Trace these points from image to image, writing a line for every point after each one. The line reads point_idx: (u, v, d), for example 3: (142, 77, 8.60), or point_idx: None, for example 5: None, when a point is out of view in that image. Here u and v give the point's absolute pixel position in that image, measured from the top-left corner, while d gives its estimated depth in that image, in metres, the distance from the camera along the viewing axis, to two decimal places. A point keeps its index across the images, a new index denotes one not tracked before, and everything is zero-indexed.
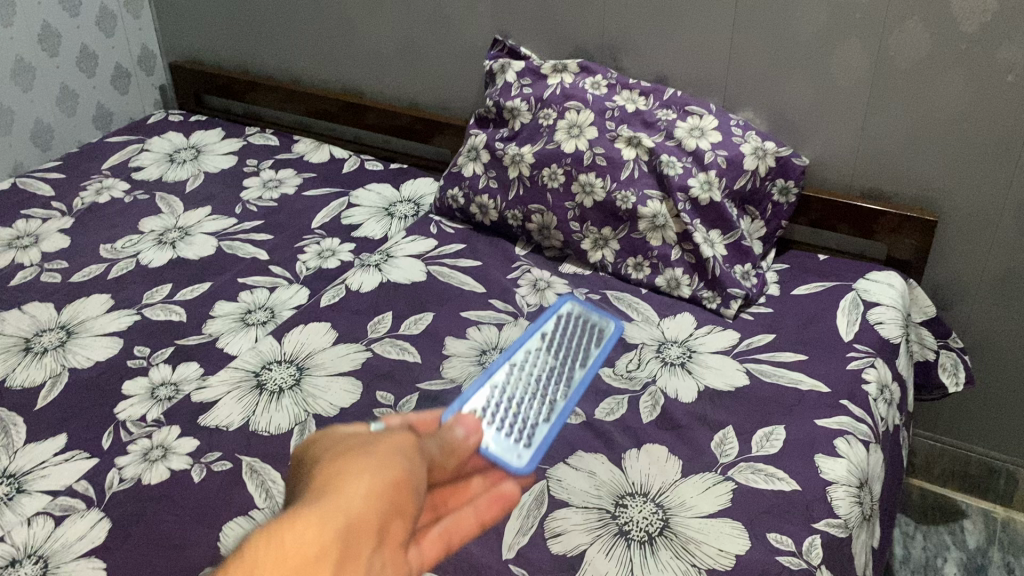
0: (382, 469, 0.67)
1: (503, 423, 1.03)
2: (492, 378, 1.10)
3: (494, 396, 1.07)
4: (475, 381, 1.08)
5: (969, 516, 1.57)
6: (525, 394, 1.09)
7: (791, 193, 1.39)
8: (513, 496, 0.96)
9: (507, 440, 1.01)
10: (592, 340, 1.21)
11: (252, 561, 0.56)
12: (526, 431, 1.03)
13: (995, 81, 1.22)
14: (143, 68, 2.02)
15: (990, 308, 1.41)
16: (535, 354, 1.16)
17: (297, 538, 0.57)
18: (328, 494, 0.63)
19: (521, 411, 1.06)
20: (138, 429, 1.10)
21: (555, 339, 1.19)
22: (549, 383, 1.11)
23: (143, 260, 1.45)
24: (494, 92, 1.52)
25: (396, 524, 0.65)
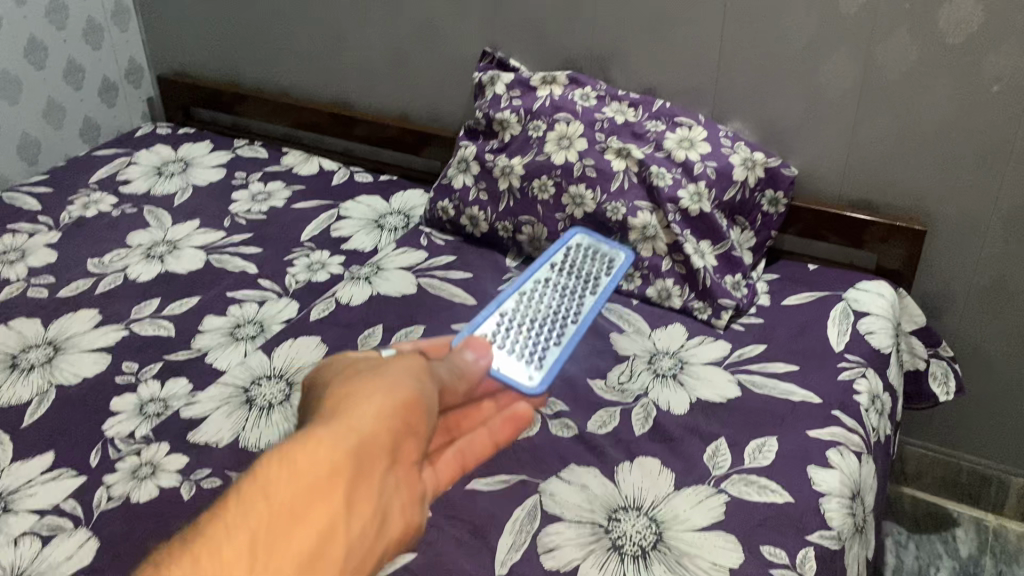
0: (391, 393, 0.86)
1: (514, 346, 1.14)
2: (503, 306, 1.20)
3: (505, 322, 1.18)
4: (487, 308, 1.19)
5: (961, 524, 1.57)
6: (535, 320, 1.19)
7: (780, 203, 1.39)
8: (528, 414, 1.09)
9: (518, 361, 1.12)
10: (604, 268, 1.30)
11: (274, 470, 0.75)
12: (536, 353, 1.14)
13: (982, 91, 1.22)
14: (130, 80, 2.01)
15: (979, 317, 1.42)
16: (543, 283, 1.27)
17: (315, 455, 0.76)
18: (342, 416, 0.82)
19: (530, 336, 1.16)
20: (127, 446, 1.09)
21: (564, 268, 1.29)
22: (557, 308, 1.21)
23: (131, 275, 1.44)
24: (482, 104, 1.50)
25: (407, 443, 0.85)
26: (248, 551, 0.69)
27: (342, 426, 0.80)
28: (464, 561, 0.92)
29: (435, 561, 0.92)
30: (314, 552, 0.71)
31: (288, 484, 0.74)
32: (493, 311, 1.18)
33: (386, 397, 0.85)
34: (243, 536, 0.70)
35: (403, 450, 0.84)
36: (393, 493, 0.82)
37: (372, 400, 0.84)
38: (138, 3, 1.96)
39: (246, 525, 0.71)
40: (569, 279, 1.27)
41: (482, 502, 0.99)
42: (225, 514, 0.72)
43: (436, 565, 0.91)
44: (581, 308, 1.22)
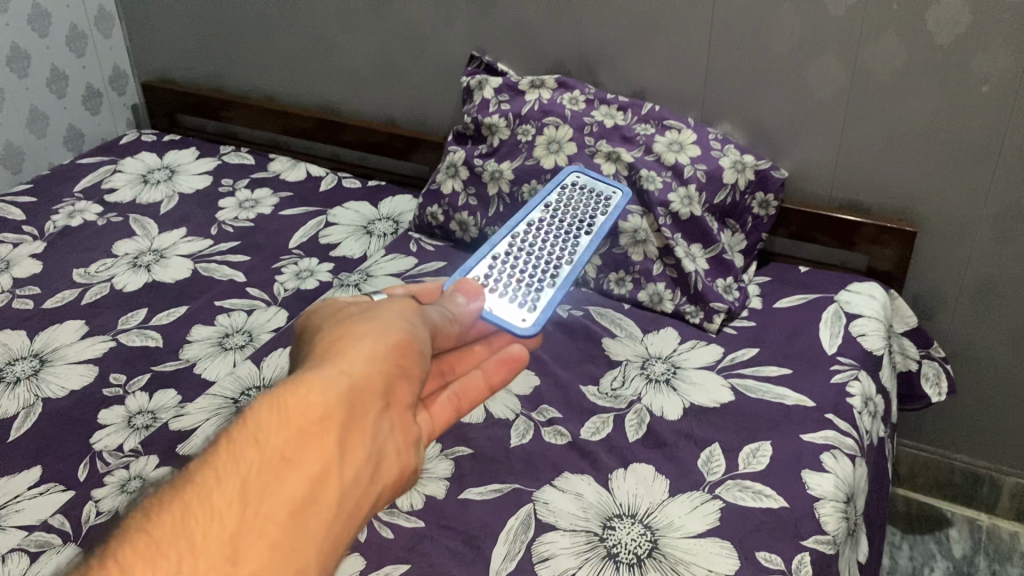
0: (383, 334, 0.71)
1: (507, 290, 1.02)
2: (493, 250, 1.08)
3: (495, 266, 1.05)
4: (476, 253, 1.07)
5: (955, 524, 1.58)
6: (528, 262, 1.07)
7: (771, 206, 1.38)
8: (524, 354, 0.90)
9: (512, 305, 1.00)
10: (599, 208, 1.18)
11: (258, 419, 0.60)
12: (530, 295, 1.02)
13: (970, 92, 1.22)
14: (114, 87, 1.99)
15: (970, 317, 1.42)
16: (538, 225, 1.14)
17: (305, 400, 0.62)
18: (332, 358, 0.67)
19: (525, 278, 1.05)
20: (115, 459, 1.07)
21: (559, 209, 1.18)
22: (552, 248, 1.10)
23: (117, 285, 1.43)
24: (471, 108, 1.49)
25: (401, 385, 0.70)
26: (241, 494, 0.57)
27: (332, 371, 0.65)
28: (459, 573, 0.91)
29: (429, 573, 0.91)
30: (315, 499, 0.59)
31: (278, 433, 0.60)
32: (484, 258, 1.06)
33: (380, 336, 0.71)
34: (233, 483, 0.57)
35: (397, 394, 0.69)
36: (391, 440, 0.67)
37: (363, 341, 0.69)
38: (121, 9, 1.94)
39: (237, 471, 0.57)
40: (564, 219, 1.15)
41: (475, 511, 0.99)
42: (204, 463, 0.58)
43: None
44: (579, 236, 1.12)
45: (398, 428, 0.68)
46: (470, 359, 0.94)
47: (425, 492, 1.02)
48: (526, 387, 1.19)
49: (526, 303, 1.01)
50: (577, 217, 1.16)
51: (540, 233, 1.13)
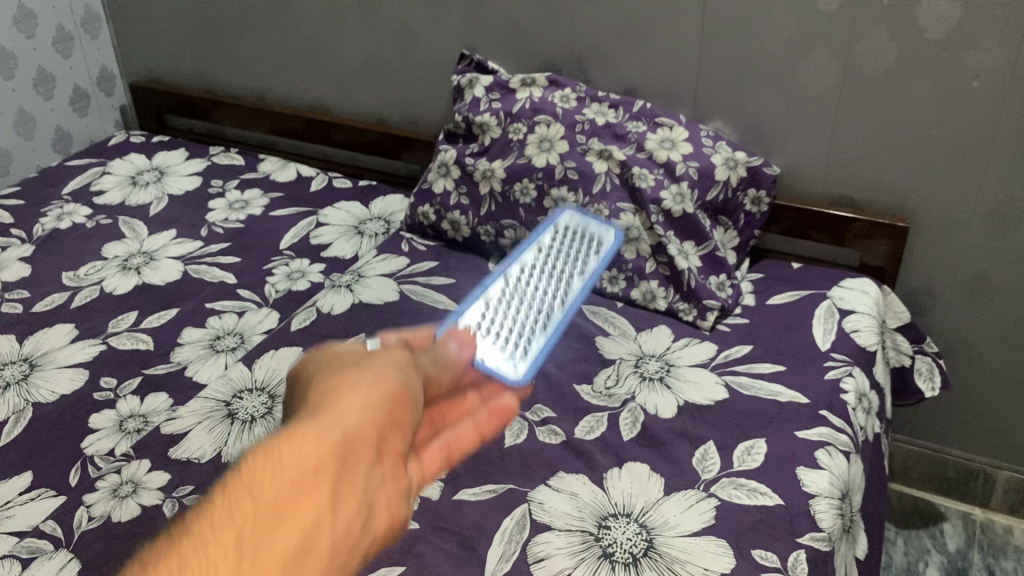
0: (375, 384, 0.72)
1: (500, 337, 1.07)
2: (486, 294, 1.13)
3: (489, 311, 1.10)
4: (470, 296, 1.12)
5: (949, 518, 1.58)
6: (521, 309, 1.13)
7: (763, 202, 1.39)
8: (512, 406, 0.97)
9: (504, 353, 1.05)
10: (591, 249, 1.29)
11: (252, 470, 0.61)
12: (521, 344, 1.07)
13: (962, 87, 1.22)
14: (102, 88, 1.98)
15: (963, 312, 1.42)
16: (530, 268, 1.21)
17: (298, 449, 0.63)
18: (326, 409, 0.68)
19: (517, 325, 1.10)
20: (107, 464, 1.07)
21: (550, 251, 1.26)
22: (545, 296, 1.16)
23: (107, 288, 1.42)
24: (462, 107, 1.49)
25: (393, 436, 0.70)
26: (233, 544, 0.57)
27: (325, 421, 0.66)
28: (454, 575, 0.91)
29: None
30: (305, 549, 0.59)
31: (271, 483, 0.61)
32: (478, 302, 1.11)
33: (373, 385, 0.72)
34: (228, 533, 0.58)
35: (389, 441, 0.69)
36: (382, 490, 0.67)
37: (355, 390, 0.70)
38: (108, 9, 1.92)
39: (230, 520, 0.59)
40: (554, 265, 1.23)
41: (470, 512, 0.98)
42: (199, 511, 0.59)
43: None
44: (568, 291, 1.19)
45: (393, 475, 0.68)
46: (462, 409, 0.93)
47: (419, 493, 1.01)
48: None
49: (516, 348, 1.06)
50: (567, 265, 1.24)
51: (532, 277, 1.19)
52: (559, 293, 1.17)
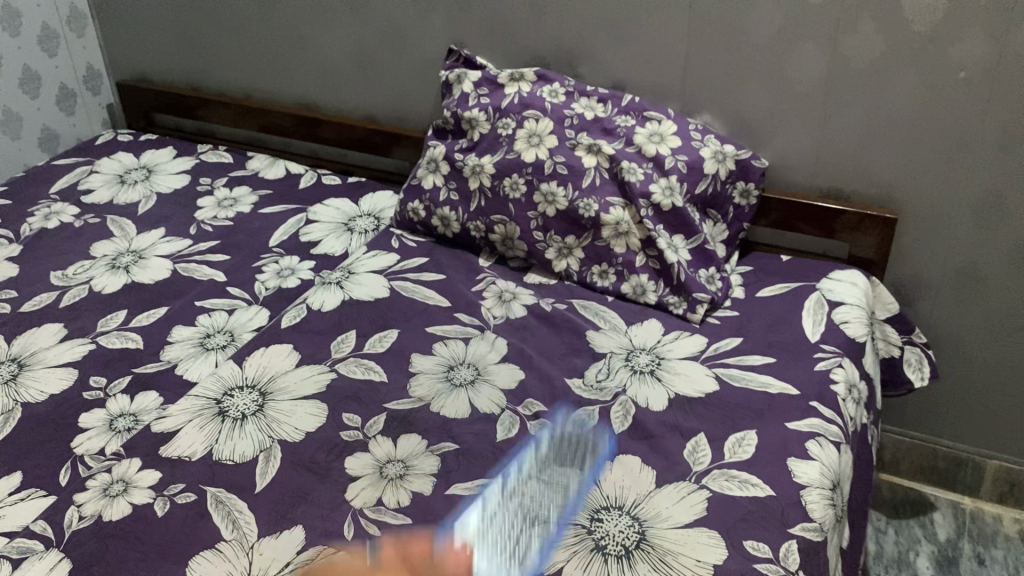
0: None
1: (493, 545, 0.93)
2: (482, 502, 0.98)
3: (479, 536, 0.94)
4: (463, 500, 0.99)
5: (939, 508, 1.59)
6: (518, 522, 0.96)
7: (751, 194, 1.40)
8: None
9: (495, 564, 0.91)
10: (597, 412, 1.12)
11: None
12: (517, 550, 0.93)
13: (948, 78, 1.23)
14: (88, 87, 1.97)
15: (951, 302, 1.43)
16: (534, 477, 1.02)
17: None
18: None
19: (513, 539, 0.94)
20: (97, 463, 1.06)
21: (554, 452, 1.06)
22: (545, 509, 0.97)
23: (96, 287, 1.41)
24: (451, 102, 1.49)
25: None
26: None
27: None
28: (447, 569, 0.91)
29: (417, 571, 0.91)
30: None
31: None
32: (473, 505, 0.98)
33: None
34: None
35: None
36: None
37: None
38: (94, 7, 1.91)
39: None
40: (563, 453, 1.05)
41: (462, 507, 0.98)
42: None
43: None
44: (575, 484, 1.01)
45: None
46: None
47: (411, 488, 1.01)
48: (511, 380, 1.18)
49: (514, 554, 0.92)
50: (579, 445, 1.07)
51: (535, 489, 1.00)
52: (561, 489, 1.00)
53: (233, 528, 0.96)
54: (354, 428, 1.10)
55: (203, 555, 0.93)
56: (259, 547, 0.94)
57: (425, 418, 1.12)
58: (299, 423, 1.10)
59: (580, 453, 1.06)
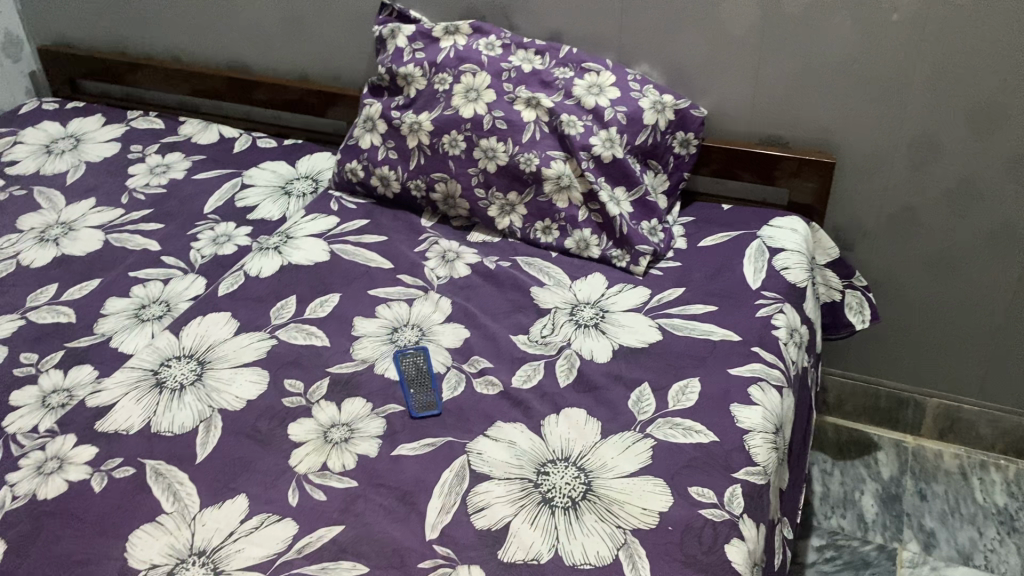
0: None
1: None
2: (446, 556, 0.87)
3: None
4: (425, 553, 0.88)
5: (882, 447, 1.63)
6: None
7: (691, 144, 1.39)
8: None
9: None
10: (564, 431, 1.01)
11: None
12: None
13: (881, 20, 1.23)
14: (8, 54, 1.89)
15: (889, 244, 1.45)
16: (501, 512, 0.91)
17: None
18: None
19: None
20: (31, 441, 1.03)
21: (523, 485, 0.94)
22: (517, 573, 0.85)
23: (24, 261, 1.37)
24: (385, 59, 1.45)
25: None
26: None
27: None
28: (393, 530, 0.90)
29: (363, 533, 0.90)
30: None
31: None
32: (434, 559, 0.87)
33: None
34: None
35: None
36: None
37: None
38: None
39: None
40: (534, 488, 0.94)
41: (408, 467, 0.98)
42: None
43: (367, 538, 0.90)
44: (544, 509, 0.91)
45: None
46: None
47: (355, 451, 1.00)
48: (455, 339, 1.17)
49: None
50: (546, 466, 0.97)
51: (503, 523, 0.90)
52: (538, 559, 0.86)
53: (174, 500, 0.94)
54: (297, 393, 1.08)
55: (144, 529, 0.91)
56: (202, 517, 0.92)
57: (368, 380, 1.10)
58: (239, 391, 1.08)
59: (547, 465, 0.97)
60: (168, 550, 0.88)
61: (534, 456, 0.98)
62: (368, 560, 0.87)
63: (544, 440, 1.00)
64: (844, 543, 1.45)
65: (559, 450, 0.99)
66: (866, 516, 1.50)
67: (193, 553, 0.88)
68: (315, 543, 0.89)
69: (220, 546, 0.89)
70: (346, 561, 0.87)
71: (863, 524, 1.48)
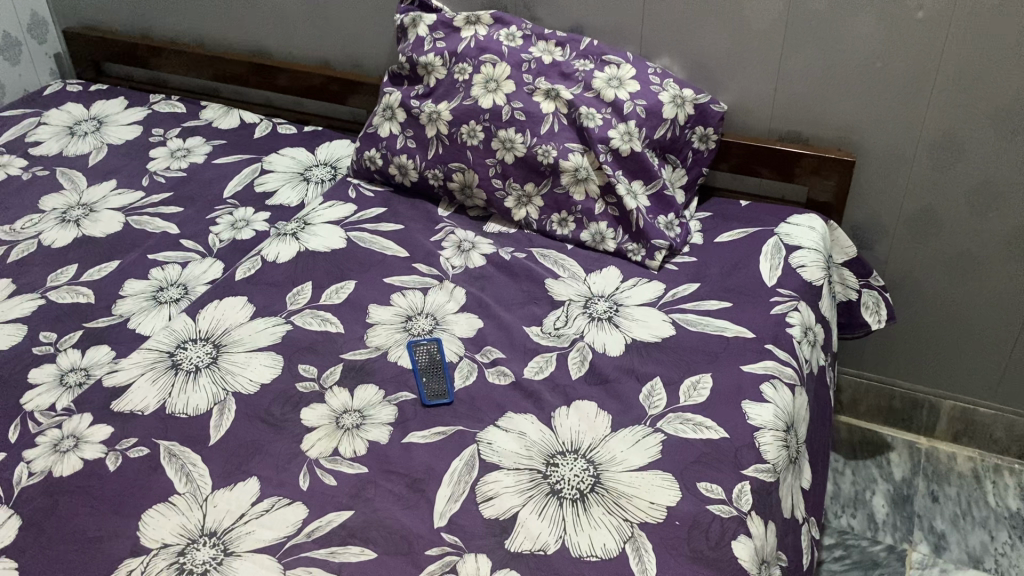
0: None
1: None
2: (454, 545, 0.88)
3: None
4: (434, 542, 0.88)
5: (895, 448, 1.62)
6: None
7: (710, 140, 1.38)
8: None
9: None
10: (576, 425, 1.02)
11: None
12: None
13: (906, 18, 1.22)
14: (34, 35, 1.90)
15: (907, 245, 1.44)
16: (510, 503, 0.92)
17: None
18: None
19: None
20: (48, 418, 1.05)
21: (532, 476, 0.95)
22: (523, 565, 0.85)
23: (45, 241, 1.38)
24: (405, 47, 1.45)
25: None
26: None
27: None
28: (402, 517, 0.91)
29: (372, 518, 0.91)
30: None
31: None
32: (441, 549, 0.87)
33: None
34: None
35: None
36: None
37: None
38: None
39: None
40: (544, 479, 0.94)
41: (418, 455, 0.98)
42: None
43: (376, 523, 0.90)
44: (552, 502, 0.91)
45: None
46: None
47: (367, 438, 1.01)
48: (469, 329, 1.17)
49: None
50: (555, 458, 0.97)
51: (511, 513, 0.91)
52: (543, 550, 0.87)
53: (187, 481, 0.95)
54: (311, 378, 1.09)
55: (157, 508, 0.92)
56: (213, 499, 0.93)
57: (381, 367, 1.11)
58: (253, 374, 1.09)
59: (556, 457, 0.97)
60: (180, 530, 0.90)
61: (543, 449, 0.98)
62: (377, 547, 0.88)
63: (554, 432, 1.01)
64: (853, 542, 1.45)
65: (569, 443, 0.99)
66: (876, 517, 1.49)
67: (204, 533, 0.89)
68: (325, 527, 0.90)
69: (231, 528, 0.90)
70: (354, 546, 0.88)
71: (873, 524, 1.48)
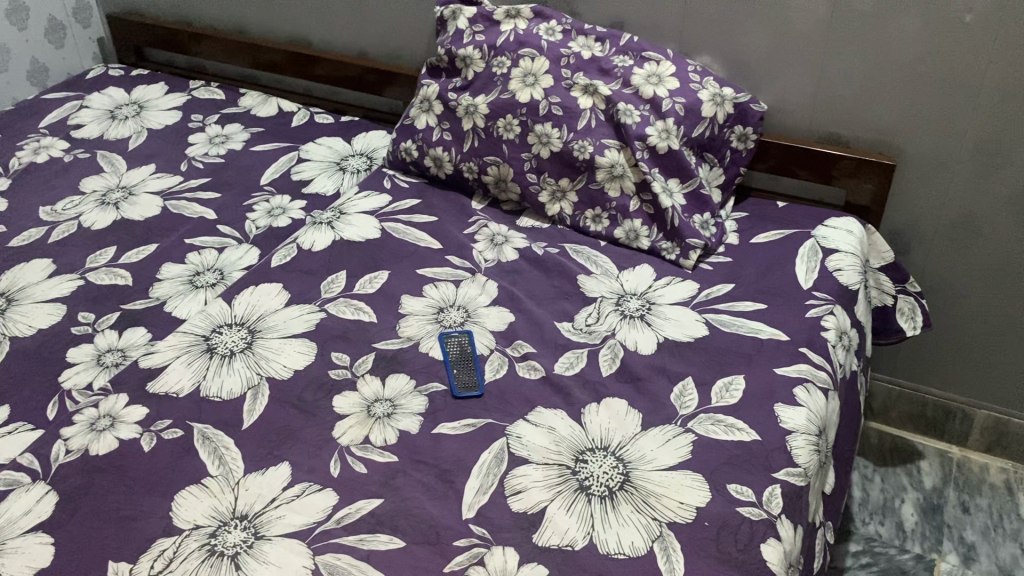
0: None
1: None
2: (482, 538, 0.88)
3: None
4: (463, 534, 0.89)
5: (926, 457, 1.60)
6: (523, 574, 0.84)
7: (749, 140, 1.37)
8: None
9: None
10: (607, 422, 1.01)
11: None
12: None
13: (953, 22, 1.20)
14: (78, 20, 1.93)
15: (945, 251, 1.42)
16: (539, 498, 0.92)
17: None
18: None
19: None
20: (85, 398, 1.07)
21: (563, 471, 0.94)
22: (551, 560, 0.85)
23: (85, 222, 1.40)
24: (445, 39, 1.45)
25: None
26: None
27: None
28: (431, 507, 0.91)
29: (401, 508, 0.92)
30: None
31: None
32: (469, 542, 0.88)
33: None
34: None
35: None
36: None
37: None
38: None
39: None
40: (574, 475, 0.94)
41: (448, 446, 0.99)
42: None
43: (405, 512, 0.91)
44: (581, 499, 0.91)
45: None
46: None
47: (398, 427, 1.01)
48: (500, 323, 1.18)
49: None
50: (585, 454, 0.97)
51: (539, 507, 0.91)
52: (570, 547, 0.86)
53: (219, 463, 0.96)
54: (343, 366, 1.10)
55: (190, 490, 0.93)
56: (245, 482, 0.94)
57: (413, 358, 1.11)
58: (287, 361, 1.10)
59: (586, 454, 0.97)
60: (211, 512, 0.91)
61: (573, 445, 0.98)
62: (405, 536, 0.89)
63: (585, 429, 1.00)
64: (881, 550, 1.43)
65: (599, 440, 0.99)
66: (905, 525, 1.48)
67: (235, 516, 0.90)
68: (355, 514, 0.91)
69: (262, 512, 0.91)
70: (384, 535, 0.89)
71: (901, 532, 1.46)
